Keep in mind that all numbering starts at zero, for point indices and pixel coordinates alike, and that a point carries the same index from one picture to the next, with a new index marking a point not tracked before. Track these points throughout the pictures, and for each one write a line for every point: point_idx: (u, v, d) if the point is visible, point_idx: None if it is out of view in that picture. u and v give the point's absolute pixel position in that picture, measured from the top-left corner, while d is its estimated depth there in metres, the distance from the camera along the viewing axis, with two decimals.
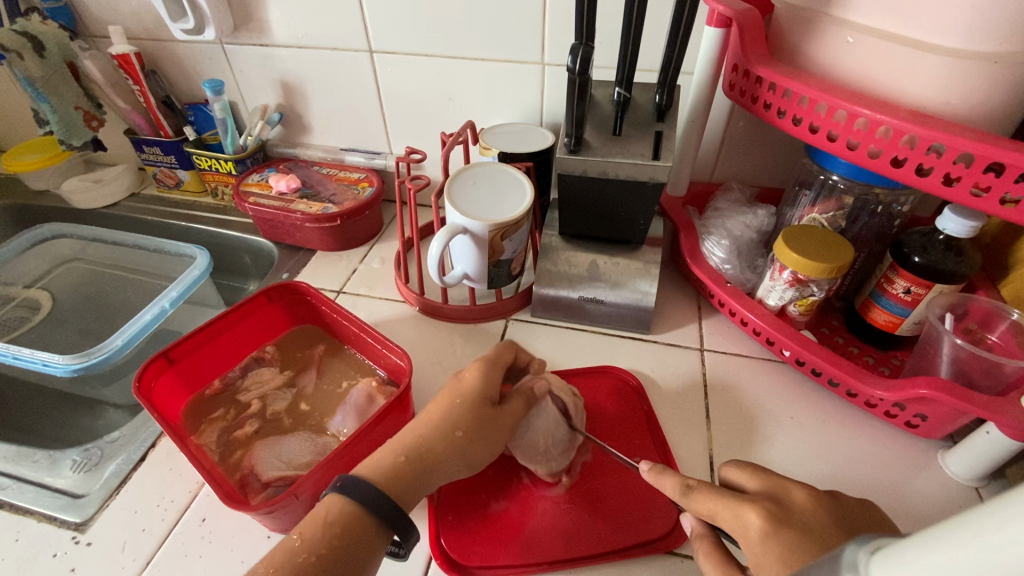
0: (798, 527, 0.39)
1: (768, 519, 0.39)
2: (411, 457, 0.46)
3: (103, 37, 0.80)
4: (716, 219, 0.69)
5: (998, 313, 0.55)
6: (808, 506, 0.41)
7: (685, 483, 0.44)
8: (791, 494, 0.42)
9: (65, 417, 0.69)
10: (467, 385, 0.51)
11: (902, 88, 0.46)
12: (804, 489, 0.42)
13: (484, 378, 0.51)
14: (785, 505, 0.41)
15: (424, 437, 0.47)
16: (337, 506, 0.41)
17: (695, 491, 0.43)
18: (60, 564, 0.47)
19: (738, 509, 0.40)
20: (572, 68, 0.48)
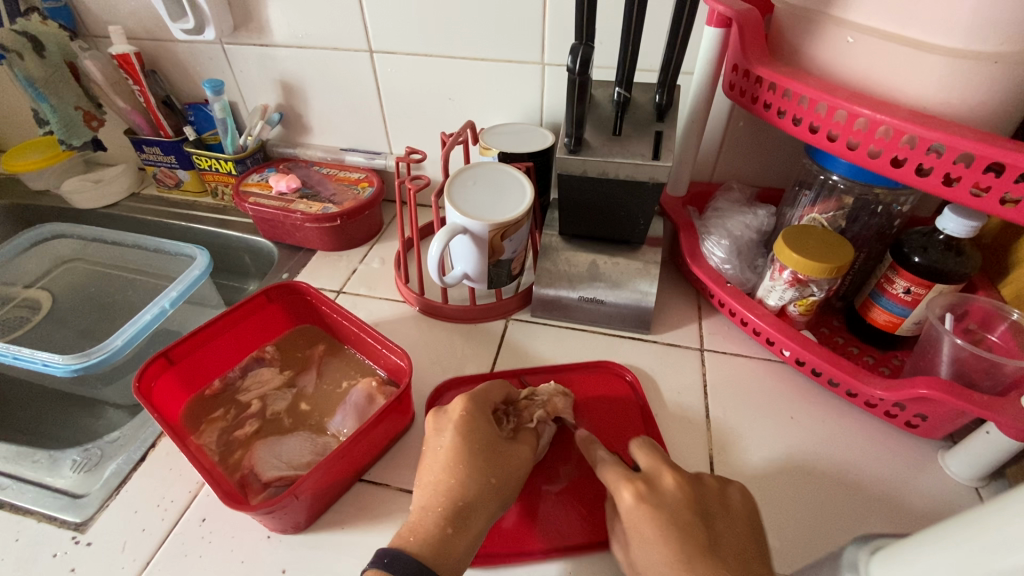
0: (656, 507, 0.43)
1: (635, 498, 0.43)
2: (456, 521, 0.44)
3: (103, 37, 0.80)
4: (716, 219, 0.69)
5: (998, 313, 0.55)
6: (674, 490, 0.44)
7: (598, 456, 0.48)
8: (663, 480, 0.45)
9: (64, 417, 0.69)
10: (476, 424, 0.48)
11: (903, 88, 0.46)
12: (675, 474, 0.45)
13: (478, 409, 0.50)
14: (653, 486, 0.44)
15: (459, 496, 0.45)
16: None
17: (602, 463, 0.47)
18: (60, 564, 0.47)
19: (617, 485, 0.45)
20: (572, 68, 0.48)
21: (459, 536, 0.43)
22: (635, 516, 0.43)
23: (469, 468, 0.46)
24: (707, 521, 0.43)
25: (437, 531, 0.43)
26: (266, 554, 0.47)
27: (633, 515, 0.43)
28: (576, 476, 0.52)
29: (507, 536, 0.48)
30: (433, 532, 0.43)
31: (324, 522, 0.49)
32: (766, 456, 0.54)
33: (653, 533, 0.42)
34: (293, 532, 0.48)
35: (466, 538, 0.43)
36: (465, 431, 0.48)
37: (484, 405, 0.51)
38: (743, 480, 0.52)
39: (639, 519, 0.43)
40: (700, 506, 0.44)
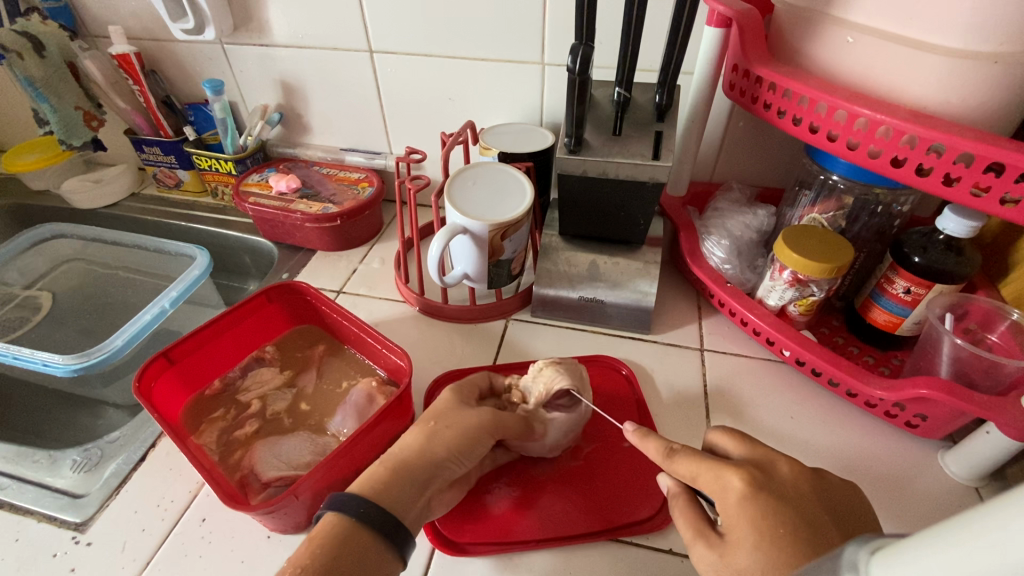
0: (777, 497, 0.39)
1: (749, 485, 0.39)
2: (389, 461, 0.45)
3: (103, 37, 0.80)
4: (716, 219, 0.69)
5: (998, 313, 0.55)
6: (792, 480, 0.40)
7: (671, 446, 0.44)
8: (777, 468, 0.41)
9: (64, 416, 0.69)
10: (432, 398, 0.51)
11: (902, 88, 0.46)
12: (791, 463, 0.42)
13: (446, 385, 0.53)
14: (768, 475, 0.41)
15: (396, 444, 0.47)
16: (324, 520, 0.41)
17: (679, 454, 0.43)
18: (60, 564, 0.47)
19: (722, 472, 0.40)
20: (572, 68, 0.48)
21: (388, 471, 0.45)
22: (750, 509, 0.38)
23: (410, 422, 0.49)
24: (829, 512, 0.39)
25: (368, 469, 0.45)
26: (266, 554, 0.47)
27: (750, 501, 0.38)
28: (575, 471, 0.52)
29: (501, 525, 0.49)
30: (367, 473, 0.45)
31: None
32: None
33: (776, 523, 0.37)
34: (294, 532, 0.48)
35: (397, 475, 0.44)
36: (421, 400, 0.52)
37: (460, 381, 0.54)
38: None
39: (754, 509, 0.38)
40: (823, 500, 0.40)
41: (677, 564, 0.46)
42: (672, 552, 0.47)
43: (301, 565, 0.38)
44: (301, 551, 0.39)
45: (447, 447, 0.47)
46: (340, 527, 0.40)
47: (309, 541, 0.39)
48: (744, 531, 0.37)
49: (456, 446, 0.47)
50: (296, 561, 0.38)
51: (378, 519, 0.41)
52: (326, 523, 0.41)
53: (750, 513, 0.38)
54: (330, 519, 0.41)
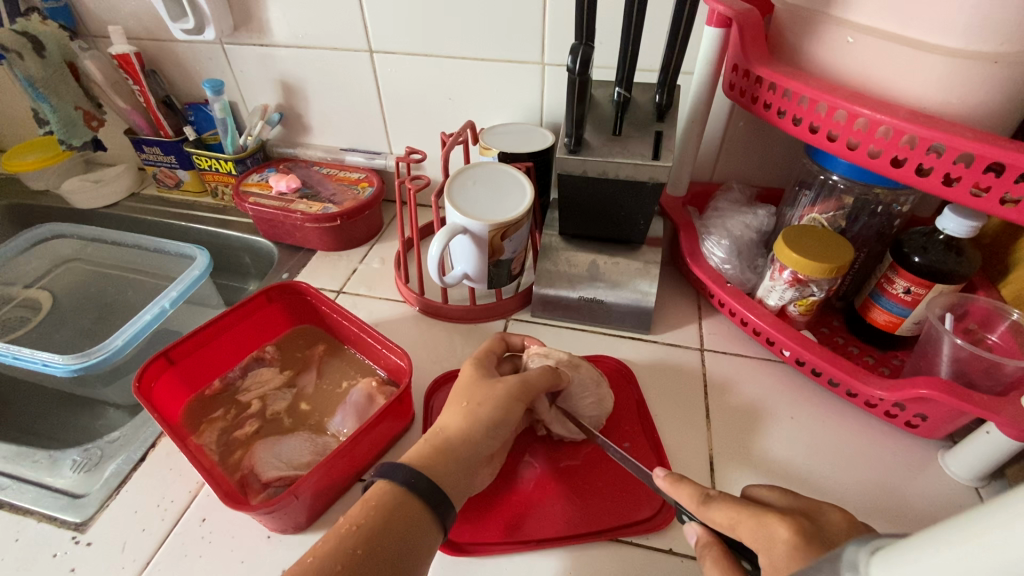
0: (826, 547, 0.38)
1: (796, 535, 0.38)
2: (432, 441, 0.47)
3: (103, 37, 0.80)
4: (716, 219, 0.69)
5: (998, 313, 0.55)
6: (839, 529, 0.40)
7: (705, 492, 0.43)
8: (826, 516, 0.41)
9: (64, 417, 0.69)
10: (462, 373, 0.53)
11: (902, 89, 0.46)
12: (840, 513, 0.42)
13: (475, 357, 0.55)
14: (818, 524, 0.40)
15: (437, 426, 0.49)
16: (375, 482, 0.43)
17: (716, 500, 0.42)
18: (60, 564, 0.47)
19: (764, 519, 0.40)
20: (572, 68, 0.48)
21: (434, 451, 0.46)
22: (800, 558, 0.37)
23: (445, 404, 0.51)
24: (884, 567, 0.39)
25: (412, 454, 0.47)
26: (266, 554, 0.47)
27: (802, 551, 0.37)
28: (575, 470, 0.52)
29: (501, 525, 0.49)
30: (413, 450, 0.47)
31: (325, 521, 0.49)
32: (765, 454, 0.54)
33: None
34: (293, 532, 0.48)
35: (443, 453, 0.46)
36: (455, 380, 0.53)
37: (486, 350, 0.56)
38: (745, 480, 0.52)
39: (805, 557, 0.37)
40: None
41: (677, 565, 0.46)
42: (673, 553, 0.47)
43: (356, 522, 0.40)
44: (356, 510, 0.41)
45: (487, 422, 0.48)
46: (391, 495, 0.42)
47: (362, 501, 0.42)
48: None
49: (493, 417, 0.48)
50: (352, 519, 0.41)
51: (428, 484, 0.43)
52: (376, 485, 0.43)
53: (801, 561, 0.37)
54: (379, 480, 0.43)
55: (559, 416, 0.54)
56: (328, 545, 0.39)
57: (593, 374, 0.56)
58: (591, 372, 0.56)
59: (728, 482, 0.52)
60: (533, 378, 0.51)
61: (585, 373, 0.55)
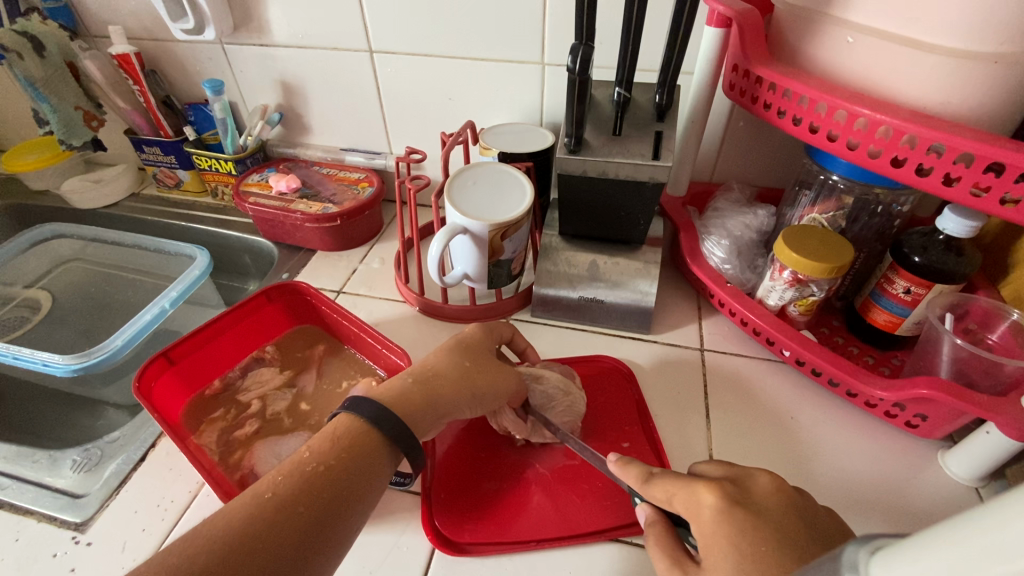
0: (750, 512, 0.38)
1: (720, 501, 0.39)
2: (420, 380, 0.48)
3: (103, 37, 0.80)
4: (716, 219, 0.69)
5: (998, 313, 0.55)
6: (769, 495, 0.40)
7: (650, 472, 0.44)
8: (755, 480, 0.41)
9: (64, 417, 0.69)
10: (469, 334, 0.55)
11: (903, 89, 0.46)
12: (772, 476, 0.41)
13: (485, 327, 0.56)
14: (746, 488, 0.40)
15: (430, 365, 0.50)
16: (345, 423, 0.44)
17: (657, 477, 0.43)
18: (59, 564, 0.47)
19: (694, 491, 0.40)
20: (572, 68, 0.48)
21: (419, 391, 0.47)
22: (724, 525, 0.37)
23: (445, 349, 0.52)
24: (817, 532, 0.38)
25: (399, 383, 0.48)
26: None
27: (722, 517, 0.38)
28: (573, 469, 0.53)
29: (502, 525, 0.49)
30: (398, 381, 0.48)
31: None
32: (765, 454, 0.54)
33: (749, 537, 0.36)
34: None
35: (425, 396, 0.47)
36: (459, 334, 0.55)
37: (495, 329, 0.57)
38: None
39: (728, 525, 0.37)
40: (803, 517, 0.39)
41: None
42: None
43: (325, 464, 0.41)
44: (324, 448, 0.42)
45: (472, 389, 0.50)
46: (360, 430, 0.43)
47: (333, 442, 0.42)
48: (720, 550, 0.36)
49: (481, 391, 0.50)
50: (321, 460, 0.41)
51: (399, 431, 0.44)
52: (348, 428, 0.43)
53: (724, 529, 0.37)
54: (353, 422, 0.43)
55: (535, 427, 0.54)
56: (292, 483, 0.39)
57: (563, 381, 0.56)
58: (557, 379, 0.56)
59: None
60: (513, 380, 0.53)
61: (551, 381, 0.56)
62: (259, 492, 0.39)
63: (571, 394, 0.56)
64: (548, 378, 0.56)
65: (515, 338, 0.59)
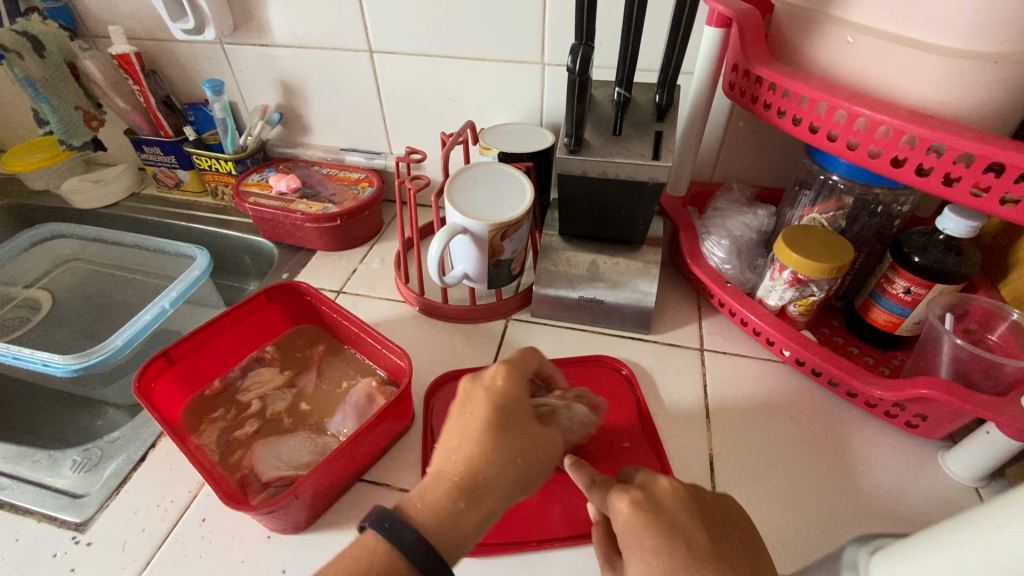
0: (657, 518, 0.39)
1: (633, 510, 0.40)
2: (473, 493, 0.41)
3: (103, 37, 0.80)
4: (716, 219, 0.69)
5: (998, 313, 0.55)
6: (669, 496, 0.41)
7: (592, 479, 0.44)
8: (658, 484, 0.42)
9: (64, 417, 0.69)
10: (505, 395, 0.46)
11: (903, 89, 0.46)
12: (670, 479, 0.42)
13: (518, 380, 0.48)
14: (648, 493, 0.41)
15: (476, 464, 0.42)
16: (385, 560, 0.37)
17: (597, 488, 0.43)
18: (60, 564, 0.47)
19: (611, 501, 0.41)
20: (572, 68, 0.48)
21: (471, 510, 0.40)
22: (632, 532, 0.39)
23: (486, 433, 0.43)
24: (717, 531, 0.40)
25: (447, 501, 0.40)
26: (266, 554, 0.47)
27: (632, 529, 0.39)
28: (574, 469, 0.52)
29: (499, 524, 0.49)
30: (443, 496, 0.40)
31: (325, 522, 0.49)
32: (765, 454, 0.54)
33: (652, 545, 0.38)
34: (293, 532, 0.48)
35: (480, 515, 0.40)
36: (491, 393, 0.46)
37: (521, 373, 0.50)
38: (743, 481, 0.52)
39: (637, 530, 0.39)
40: (699, 509, 0.41)
41: None
42: None
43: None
44: None
45: (527, 479, 0.43)
46: (399, 570, 0.37)
47: None
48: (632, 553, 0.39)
49: (537, 474, 0.44)
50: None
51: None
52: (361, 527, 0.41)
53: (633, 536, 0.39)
54: (393, 558, 0.37)
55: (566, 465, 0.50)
56: None
57: (589, 413, 0.51)
58: (586, 414, 0.51)
59: (727, 482, 0.52)
60: (557, 438, 0.47)
61: (580, 415, 0.51)
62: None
63: (591, 428, 0.51)
64: (577, 413, 0.50)
65: (541, 366, 0.53)
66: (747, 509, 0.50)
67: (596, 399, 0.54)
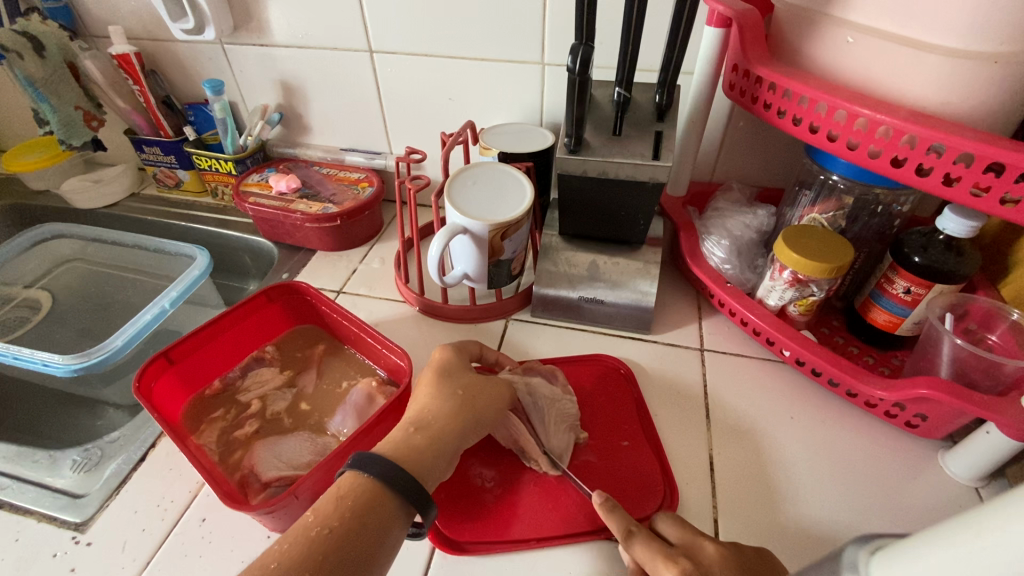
0: None
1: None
2: (422, 427, 0.47)
3: (103, 37, 0.80)
4: (716, 219, 0.69)
5: (998, 313, 0.55)
6: (716, 562, 0.41)
7: (628, 529, 0.44)
8: (703, 549, 0.42)
9: (64, 417, 0.69)
10: (441, 361, 0.54)
11: (903, 89, 0.46)
12: (716, 543, 0.43)
13: (456, 350, 0.55)
14: (696, 563, 0.41)
15: (420, 410, 0.49)
16: (352, 481, 0.42)
17: (635, 539, 0.43)
18: (60, 564, 0.47)
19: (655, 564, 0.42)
20: (572, 68, 0.48)
21: (422, 437, 0.46)
22: None
23: (429, 389, 0.51)
24: None
25: (401, 434, 0.46)
26: None
27: None
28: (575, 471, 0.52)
29: (501, 524, 0.49)
30: (397, 433, 0.47)
31: None
32: (765, 455, 0.54)
33: None
34: None
35: (431, 442, 0.46)
36: (432, 364, 0.53)
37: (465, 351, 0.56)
38: (743, 481, 0.52)
39: None
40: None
41: None
42: None
43: (330, 525, 0.39)
44: (328, 510, 0.40)
45: (470, 418, 0.49)
46: (367, 487, 0.41)
47: (338, 501, 0.40)
48: None
49: (480, 415, 0.50)
50: (326, 522, 0.39)
51: (406, 484, 0.42)
52: (354, 485, 0.41)
53: None
54: (358, 479, 0.42)
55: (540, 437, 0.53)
56: (297, 546, 0.38)
57: (547, 388, 0.56)
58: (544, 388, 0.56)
59: (728, 482, 0.52)
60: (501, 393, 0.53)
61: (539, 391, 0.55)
62: (266, 562, 0.37)
63: (557, 401, 0.56)
64: (536, 387, 0.56)
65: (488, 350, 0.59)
66: (748, 510, 0.50)
67: (553, 373, 0.59)
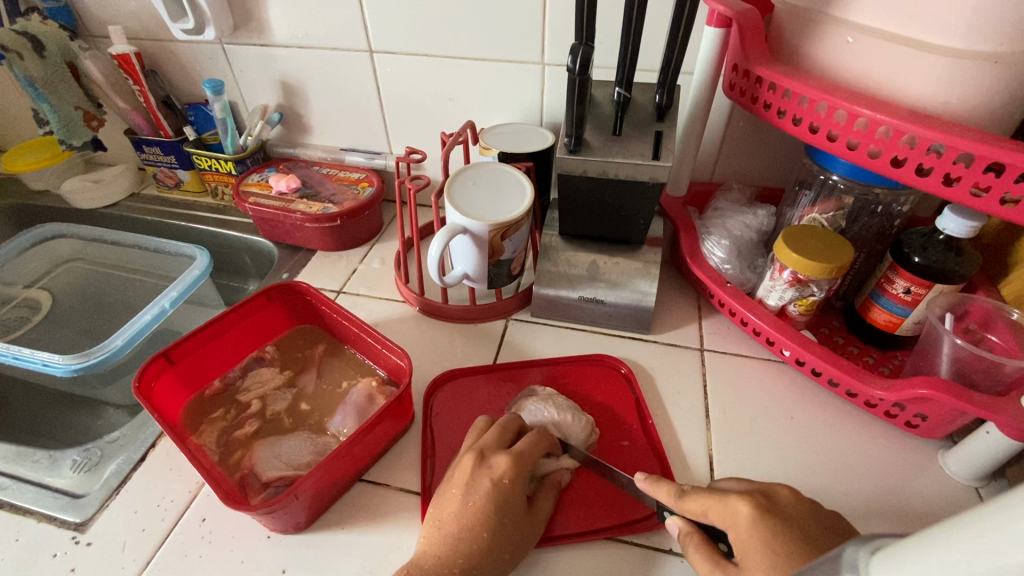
0: (784, 520, 0.40)
1: (755, 508, 0.41)
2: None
3: (103, 37, 0.80)
4: (716, 219, 0.69)
5: (998, 313, 0.55)
6: (791, 501, 0.43)
7: (679, 488, 0.45)
8: (778, 492, 0.44)
9: (64, 417, 0.69)
10: (502, 485, 0.45)
11: (903, 89, 0.46)
12: (788, 488, 0.44)
13: (522, 469, 0.47)
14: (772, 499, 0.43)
15: (465, 547, 0.43)
16: None
17: (690, 493, 0.44)
18: (60, 564, 0.47)
19: (727, 501, 0.42)
20: (572, 68, 0.48)
21: None
22: (761, 532, 0.40)
23: (481, 523, 0.44)
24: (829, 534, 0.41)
25: None
26: (266, 554, 0.47)
27: (759, 528, 0.40)
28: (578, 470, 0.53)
29: None
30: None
31: (325, 521, 0.49)
32: (766, 455, 0.54)
33: (784, 543, 0.39)
34: (294, 532, 0.48)
35: None
36: (490, 481, 0.46)
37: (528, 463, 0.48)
38: None
39: (764, 531, 0.40)
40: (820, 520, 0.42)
41: (676, 565, 0.46)
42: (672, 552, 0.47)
43: None
44: None
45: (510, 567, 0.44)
46: None
47: None
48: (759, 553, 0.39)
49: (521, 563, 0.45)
50: None
51: None
52: None
53: (761, 535, 0.39)
54: None
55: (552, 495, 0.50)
56: None
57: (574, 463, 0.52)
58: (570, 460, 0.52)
59: None
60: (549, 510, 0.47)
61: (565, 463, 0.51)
62: None
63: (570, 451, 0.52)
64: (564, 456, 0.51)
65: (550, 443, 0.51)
66: None
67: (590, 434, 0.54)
